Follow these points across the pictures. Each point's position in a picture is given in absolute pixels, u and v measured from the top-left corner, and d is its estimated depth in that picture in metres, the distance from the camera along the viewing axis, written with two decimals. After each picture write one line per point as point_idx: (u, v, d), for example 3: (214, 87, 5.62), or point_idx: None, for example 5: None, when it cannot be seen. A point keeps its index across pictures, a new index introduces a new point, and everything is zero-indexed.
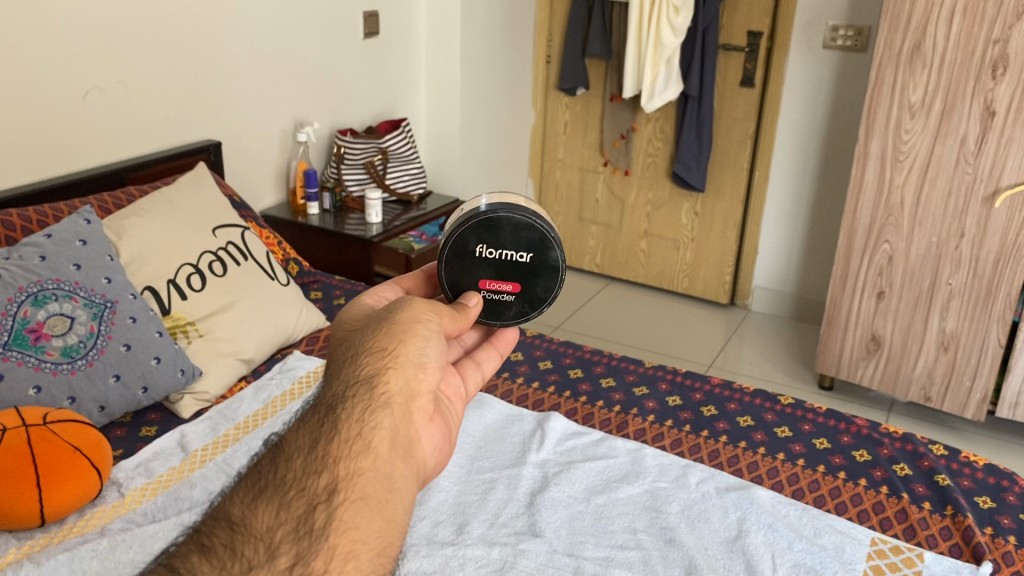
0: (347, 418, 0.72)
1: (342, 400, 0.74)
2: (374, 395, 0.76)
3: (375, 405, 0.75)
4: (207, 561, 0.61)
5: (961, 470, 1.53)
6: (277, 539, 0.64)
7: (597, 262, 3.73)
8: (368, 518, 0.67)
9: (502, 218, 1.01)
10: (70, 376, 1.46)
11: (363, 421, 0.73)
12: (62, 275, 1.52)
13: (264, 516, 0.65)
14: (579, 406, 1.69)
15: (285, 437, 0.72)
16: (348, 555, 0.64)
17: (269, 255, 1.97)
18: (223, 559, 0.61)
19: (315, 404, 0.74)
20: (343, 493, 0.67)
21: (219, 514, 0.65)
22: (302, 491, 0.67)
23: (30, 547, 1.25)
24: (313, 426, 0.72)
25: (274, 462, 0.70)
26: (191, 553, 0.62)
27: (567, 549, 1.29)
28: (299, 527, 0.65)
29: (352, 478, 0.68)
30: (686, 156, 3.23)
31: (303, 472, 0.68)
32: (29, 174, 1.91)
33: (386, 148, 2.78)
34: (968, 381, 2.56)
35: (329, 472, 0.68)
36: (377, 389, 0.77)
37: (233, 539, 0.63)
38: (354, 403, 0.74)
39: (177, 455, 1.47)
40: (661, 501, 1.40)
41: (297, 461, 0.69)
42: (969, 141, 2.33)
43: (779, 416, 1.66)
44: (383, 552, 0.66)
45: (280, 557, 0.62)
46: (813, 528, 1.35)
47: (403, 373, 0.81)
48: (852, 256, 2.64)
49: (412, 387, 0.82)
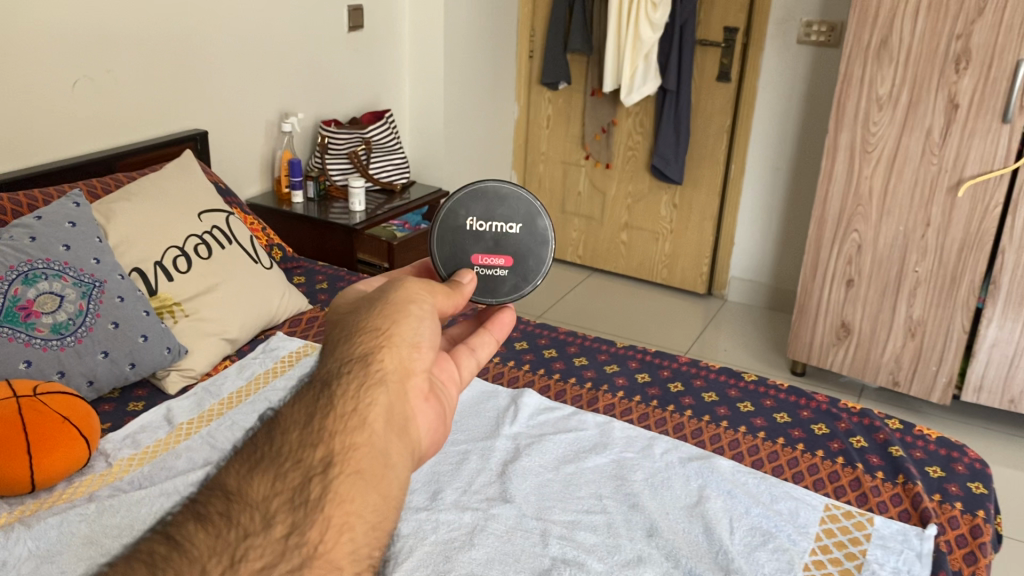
0: (341, 393, 0.67)
1: (336, 375, 0.69)
2: (370, 371, 0.71)
3: (371, 381, 0.70)
4: (202, 528, 0.58)
5: (914, 442, 1.61)
6: (273, 508, 0.59)
7: (579, 254, 3.80)
8: (364, 492, 0.61)
9: (489, 191, 1.13)
10: (59, 351, 1.52)
11: (358, 396, 0.67)
12: (52, 255, 1.57)
13: (260, 485, 0.61)
14: (553, 383, 1.76)
15: (280, 412, 0.67)
16: (343, 527, 0.59)
17: (253, 239, 2.03)
18: (219, 527, 0.58)
19: (310, 379, 0.69)
20: (339, 465, 0.62)
21: (214, 484, 0.61)
22: (298, 463, 0.62)
23: (20, 511, 1.31)
24: (308, 402, 0.67)
25: (269, 434, 0.64)
26: (186, 522, 0.58)
27: (535, 513, 1.36)
28: (296, 497, 0.60)
29: (347, 452, 0.63)
30: (664, 150, 3.31)
31: (299, 445, 0.63)
32: (19, 160, 1.96)
33: (370, 138, 2.85)
34: (934, 366, 2.64)
35: (325, 445, 0.63)
36: (371, 366, 0.72)
37: (229, 508, 0.59)
38: (349, 379, 0.69)
39: (163, 428, 1.53)
40: (626, 469, 1.47)
41: (291, 435, 0.64)
42: (934, 132, 2.41)
43: (743, 392, 1.74)
44: (380, 526, 0.61)
45: (275, 526, 0.58)
46: (770, 494, 1.42)
47: (396, 353, 0.76)
48: (822, 245, 2.72)
49: (406, 367, 0.77)
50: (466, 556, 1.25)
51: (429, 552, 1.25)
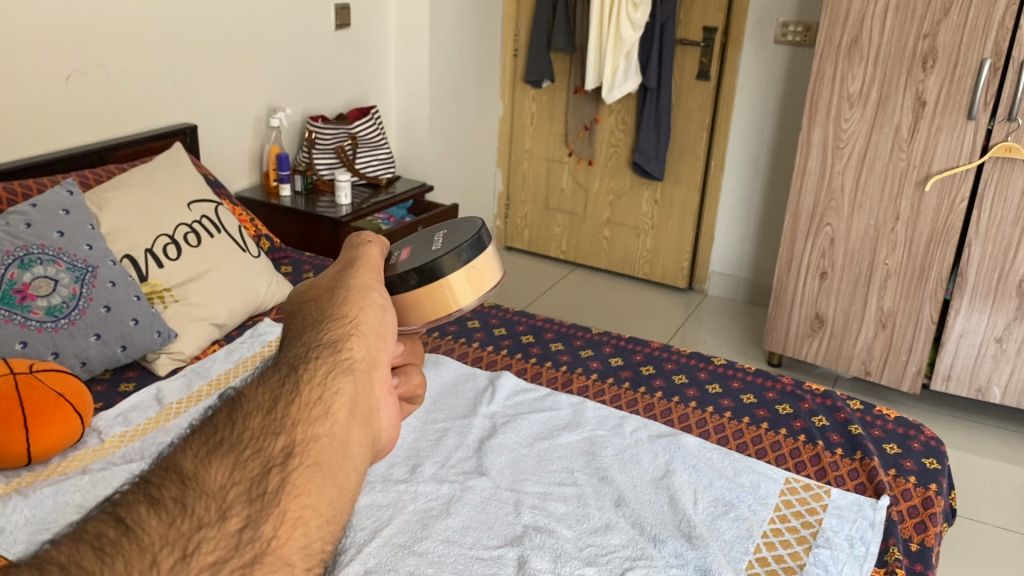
0: (312, 341, 0.45)
1: (312, 319, 0.47)
2: (348, 317, 0.48)
3: (348, 328, 0.47)
4: (148, 515, 0.38)
5: (873, 421, 1.69)
6: (226, 497, 0.38)
7: (563, 250, 3.88)
8: (328, 485, 0.40)
9: (472, 226, 1.10)
10: (53, 333, 1.58)
11: (335, 347, 0.45)
12: (46, 241, 1.63)
13: (215, 462, 0.39)
14: (529, 366, 1.83)
15: (245, 362, 0.45)
16: (298, 523, 0.38)
17: (241, 229, 2.09)
18: (166, 516, 0.37)
19: (271, 352, 0.46)
20: (304, 445, 0.40)
21: (159, 460, 0.40)
22: (260, 436, 0.40)
23: (18, 482, 1.37)
24: (274, 350, 0.45)
25: (225, 411, 0.42)
26: (126, 506, 0.38)
27: (509, 485, 1.43)
28: (253, 486, 0.39)
29: (316, 423, 0.41)
30: (645, 147, 3.39)
31: (258, 411, 0.41)
32: (13, 152, 2.02)
33: (356, 134, 2.91)
34: (904, 355, 2.72)
35: (285, 411, 0.41)
36: (342, 355, 0.47)
37: (177, 492, 0.38)
38: (324, 322, 0.47)
39: (154, 407, 1.59)
40: (597, 445, 1.54)
41: (255, 392, 0.42)
42: (903, 129, 2.49)
43: (712, 374, 1.81)
44: (344, 528, 0.39)
45: (230, 519, 0.38)
46: (733, 468, 1.49)
47: (369, 342, 0.50)
48: (796, 239, 2.79)
49: (379, 361, 0.51)
50: (441, 524, 1.31)
51: (407, 520, 1.32)
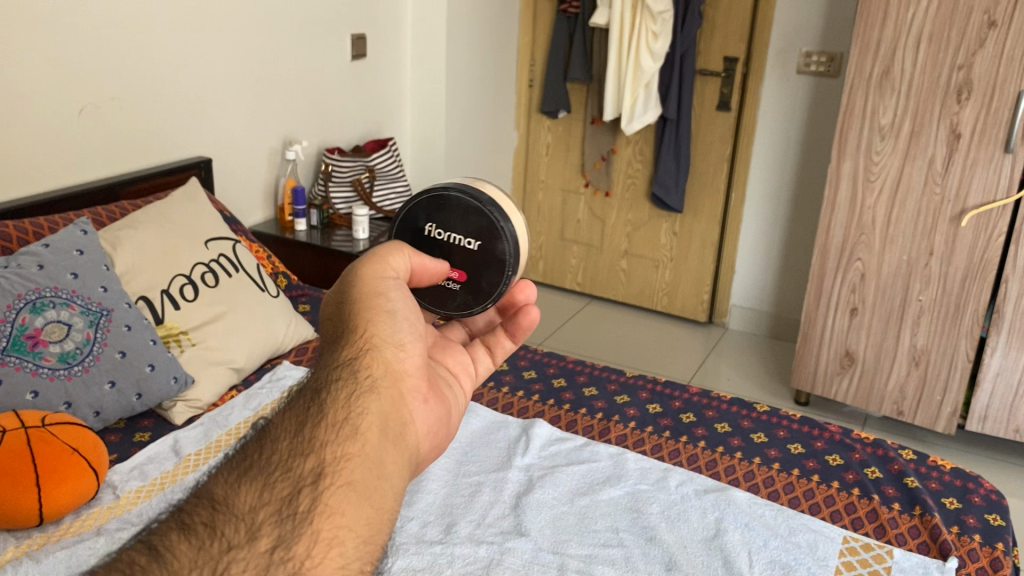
0: (331, 403, 0.74)
1: (328, 388, 0.76)
2: (359, 380, 0.78)
3: (361, 391, 0.77)
4: (186, 538, 0.63)
5: (929, 473, 1.61)
6: (259, 519, 0.65)
7: (578, 281, 3.81)
8: (355, 504, 0.67)
9: (454, 198, 1.00)
10: (66, 381, 1.50)
11: (348, 408, 0.74)
12: (59, 283, 1.56)
13: (246, 497, 0.67)
14: (563, 413, 1.76)
15: (270, 423, 0.74)
16: (332, 541, 0.65)
17: (259, 267, 2.01)
18: (202, 538, 0.63)
19: (302, 391, 0.77)
20: (330, 477, 0.68)
21: (202, 494, 0.67)
22: (288, 473, 0.68)
23: (28, 546, 1.28)
24: (299, 413, 0.74)
25: (259, 445, 0.71)
26: (170, 531, 0.64)
27: (551, 547, 1.33)
28: (283, 508, 0.66)
29: (339, 462, 0.70)
30: (664, 178, 3.32)
31: (289, 455, 0.69)
32: (24, 188, 1.95)
33: (374, 166, 2.86)
34: (939, 395, 2.64)
35: (315, 456, 0.69)
36: (361, 373, 0.79)
37: (214, 518, 0.65)
38: (339, 390, 0.76)
39: (171, 459, 1.50)
40: (642, 502, 1.45)
41: (281, 445, 0.70)
42: (937, 162, 2.42)
43: (755, 423, 1.74)
44: (370, 540, 0.66)
45: (261, 539, 0.64)
46: (788, 527, 1.40)
47: (382, 357, 0.82)
48: (825, 275, 2.72)
49: (395, 369, 0.83)
50: None
51: None
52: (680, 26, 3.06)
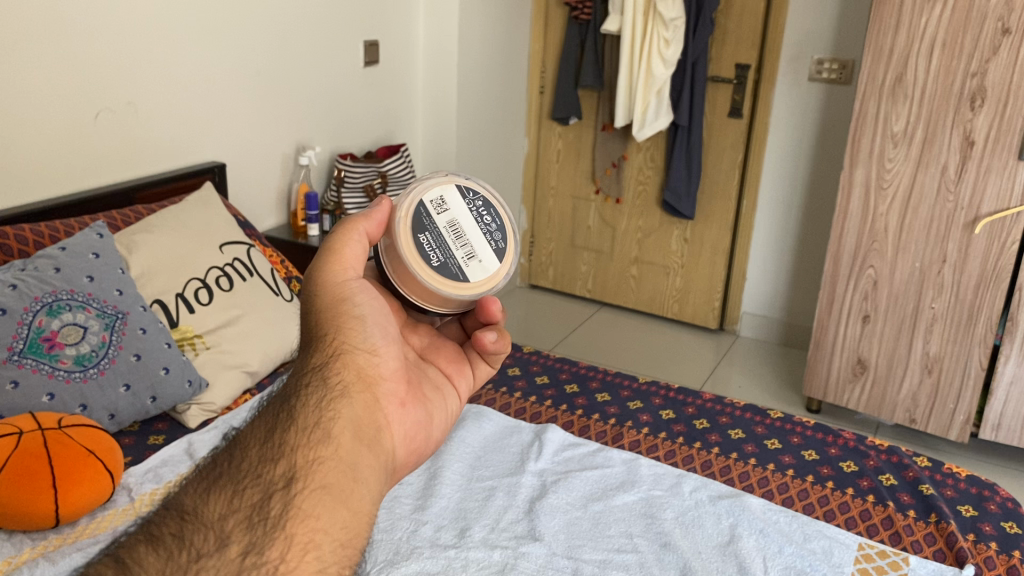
0: (303, 409, 0.78)
1: (299, 393, 0.80)
2: (330, 385, 0.82)
3: (333, 395, 0.81)
4: (154, 551, 0.67)
5: (944, 480, 1.60)
6: (228, 527, 0.69)
7: (589, 288, 3.81)
8: (331, 509, 0.71)
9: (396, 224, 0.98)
10: (82, 384, 1.50)
11: (320, 413, 0.78)
12: (75, 286, 1.56)
13: (216, 505, 0.71)
14: (576, 419, 1.75)
15: (243, 433, 0.79)
16: (308, 546, 0.68)
17: (273, 271, 2.02)
18: (170, 549, 0.67)
19: (273, 401, 0.81)
20: (302, 482, 0.72)
21: (172, 505, 0.71)
22: (258, 480, 0.72)
23: (44, 547, 1.29)
24: (270, 421, 0.79)
25: (229, 456, 0.76)
26: (139, 544, 0.68)
27: (565, 551, 1.33)
28: (254, 515, 0.70)
29: (312, 466, 0.74)
30: (676, 185, 3.32)
31: (260, 462, 0.74)
32: (40, 191, 1.96)
33: (386, 172, 2.88)
34: (952, 403, 2.63)
35: (286, 461, 0.74)
36: (332, 379, 0.83)
37: (182, 529, 0.68)
38: (311, 395, 0.80)
39: (185, 462, 1.51)
40: (656, 507, 1.44)
41: (251, 453, 0.75)
42: (950, 169, 2.42)
43: (769, 429, 1.74)
44: (348, 543, 0.71)
45: (231, 546, 0.67)
46: (803, 533, 1.39)
47: (356, 363, 0.86)
48: (837, 284, 2.72)
49: (367, 374, 0.86)
50: None
51: None
52: (692, 33, 3.06)
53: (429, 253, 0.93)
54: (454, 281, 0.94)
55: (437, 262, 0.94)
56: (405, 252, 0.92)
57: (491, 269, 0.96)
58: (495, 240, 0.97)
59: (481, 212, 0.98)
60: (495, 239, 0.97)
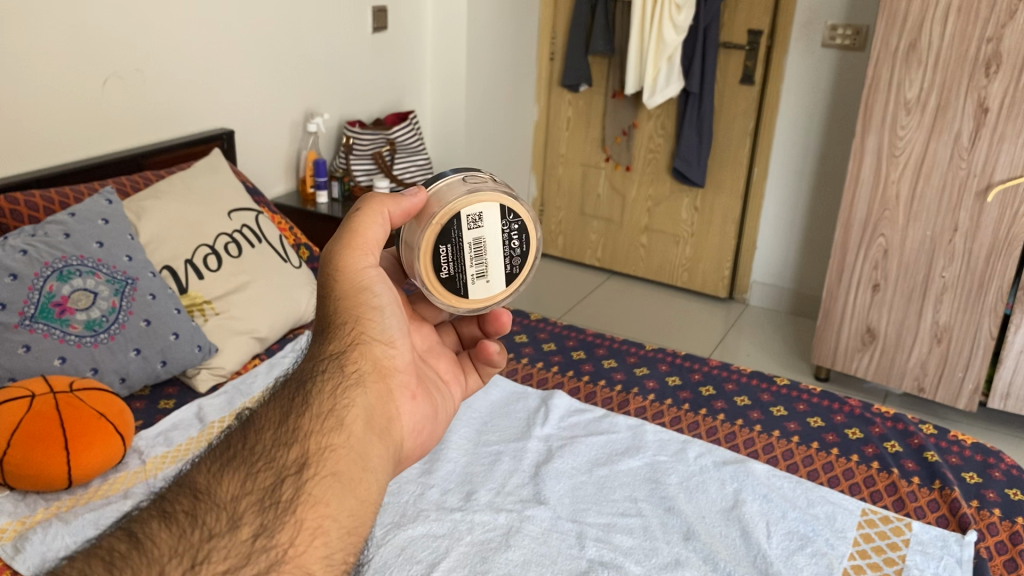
0: (318, 395, 0.79)
1: (315, 378, 0.81)
2: (346, 372, 0.83)
3: (349, 382, 0.82)
4: (167, 527, 0.68)
5: (949, 448, 1.60)
6: (241, 509, 0.70)
7: (598, 257, 3.81)
8: (339, 496, 0.72)
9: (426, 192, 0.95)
10: (92, 348, 1.52)
11: (334, 400, 0.79)
12: (85, 252, 1.57)
13: (228, 486, 0.72)
14: (582, 385, 1.77)
15: (257, 413, 0.79)
16: (317, 532, 0.69)
17: (282, 238, 2.02)
18: (183, 527, 0.68)
19: (288, 382, 0.82)
20: (314, 468, 0.73)
21: (185, 483, 0.72)
22: (271, 463, 0.73)
23: (57, 507, 1.31)
24: (285, 402, 0.79)
25: (243, 435, 0.76)
26: (152, 519, 0.69)
27: (570, 515, 1.34)
28: (266, 498, 0.71)
29: (324, 453, 0.75)
30: (686, 152, 3.30)
31: (273, 446, 0.74)
32: (51, 158, 1.97)
33: (394, 139, 2.87)
34: (961, 372, 2.62)
35: (299, 446, 0.74)
36: (347, 367, 0.83)
37: (195, 507, 0.70)
38: (327, 380, 0.81)
39: (195, 426, 1.53)
40: (661, 472, 1.46)
41: (266, 435, 0.76)
42: (963, 136, 2.39)
43: (775, 396, 1.74)
44: (354, 531, 0.71)
45: (242, 528, 0.68)
46: (806, 499, 1.40)
47: (371, 353, 0.86)
48: (848, 251, 2.70)
49: (382, 365, 0.87)
50: (502, 557, 1.23)
51: (465, 552, 1.24)
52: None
53: (441, 265, 0.92)
54: (455, 296, 0.94)
55: (445, 274, 0.93)
56: (418, 258, 0.92)
57: (494, 292, 0.96)
58: (511, 264, 0.96)
59: (512, 237, 0.95)
60: (511, 264, 0.96)
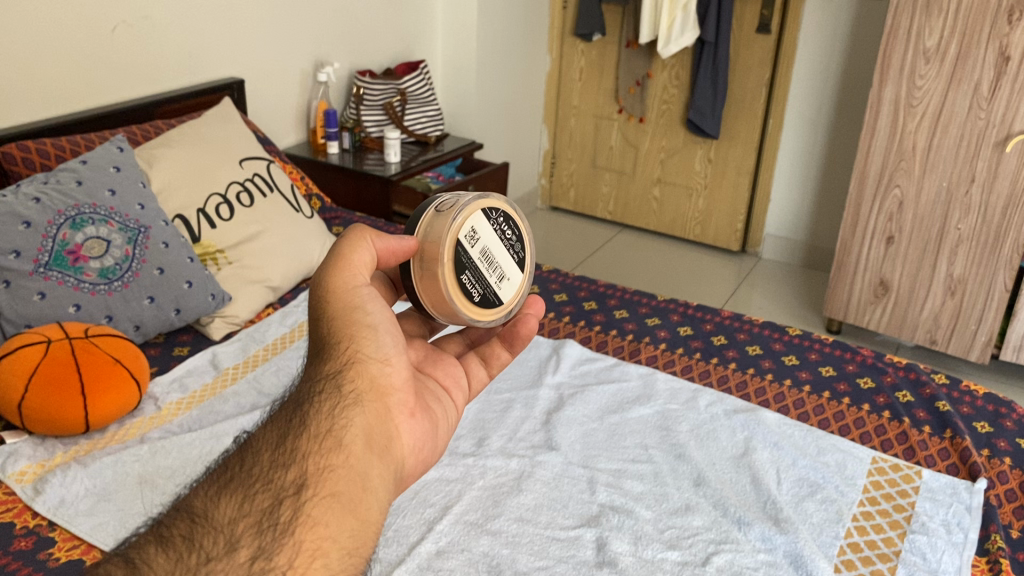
0: (315, 415, 0.80)
1: (312, 399, 0.81)
2: (343, 392, 0.82)
3: (346, 402, 0.82)
4: (164, 553, 0.69)
5: (961, 397, 1.60)
6: (238, 532, 0.70)
7: (610, 210, 3.80)
8: (338, 517, 0.72)
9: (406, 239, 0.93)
10: (107, 296, 1.53)
11: (332, 420, 0.80)
12: (98, 200, 1.57)
13: (226, 509, 0.73)
14: (594, 334, 1.77)
15: (254, 437, 0.80)
16: (316, 553, 0.69)
17: (294, 187, 2.03)
18: (179, 551, 0.69)
19: (286, 405, 0.83)
20: (312, 488, 0.74)
21: (182, 508, 0.73)
22: (269, 486, 0.74)
23: (75, 451, 1.33)
24: (282, 425, 0.80)
25: (239, 460, 0.77)
26: (149, 546, 0.70)
27: (581, 461, 1.35)
28: (263, 520, 0.71)
29: (323, 473, 0.75)
30: (700, 103, 3.26)
31: (271, 467, 0.75)
32: (62, 106, 1.97)
33: (405, 89, 2.85)
34: (973, 325, 2.61)
35: (297, 467, 0.75)
36: (344, 388, 0.83)
37: (192, 531, 0.70)
38: (324, 401, 0.81)
39: (210, 373, 1.54)
40: (671, 420, 1.46)
41: (263, 457, 0.77)
42: (983, 86, 2.35)
43: (787, 346, 1.74)
44: (355, 552, 0.72)
45: (240, 551, 0.69)
46: (817, 447, 1.41)
47: (367, 370, 0.85)
48: (862, 202, 2.68)
49: (379, 384, 0.86)
50: (514, 501, 1.25)
51: (477, 496, 1.25)
52: None
53: (471, 290, 0.91)
54: (491, 309, 0.95)
55: (478, 296, 0.92)
56: (448, 298, 0.90)
57: (517, 284, 0.98)
58: (513, 251, 0.98)
59: (503, 228, 0.97)
60: (515, 250, 0.98)
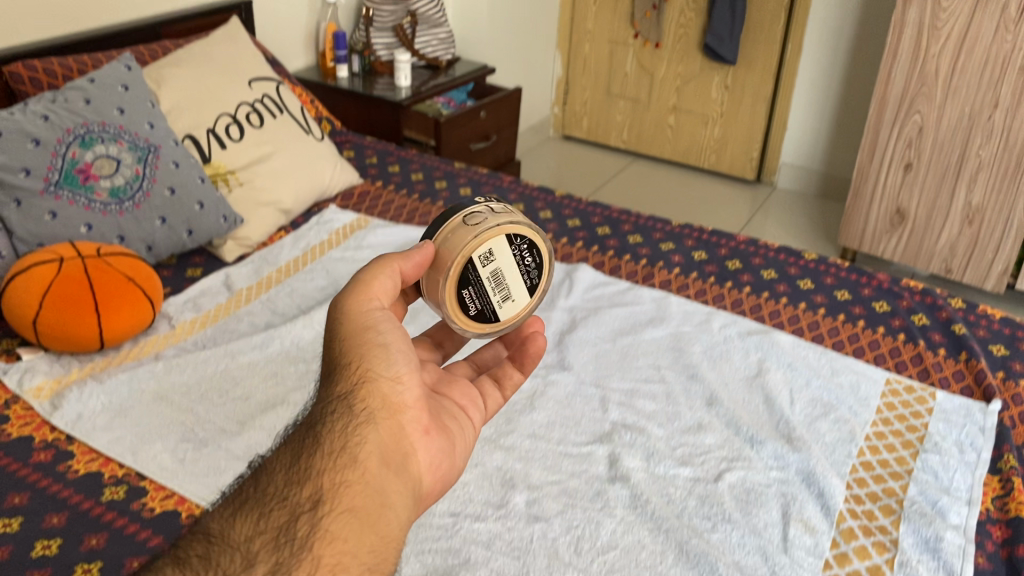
0: (329, 433, 0.77)
1: (325, 418, 0.79)
2: (354, 410, 0.79)
3: (358, 420, 0.79)
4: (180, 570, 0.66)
5: (977, 321, 1.59)
6: (255, 549, 0.68)
7: (624, 138, 3.75)
8: (357, 532, 0.71)
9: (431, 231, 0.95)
10: (118, 216, 1.52)
11: (346, 438, 0.77)
12: (107, 118, 1.55)
13: (242, 527, 0.70)
14: (607, 260, 1.76)
15: (268, 459, 0.78)
16: (335, 568, 0.68)
17: (303, 109, 2.00)
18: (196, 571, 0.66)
19: (300, 424, 0.80)
20: (328, 504, 0.72)
21: (199, 529, 0.71)
22: (285, 503, 0.72)
23: (91, 368, 1.35)
24: (296, 445, 0.77)
25: (254, 481, 0.75)
26: (165, 566, 0.67)
27: (594, 380, 1.36)
28: (280, 537, 0.69)
29: (339, 489, 0.73)
30: (718, 28, 3.19)
31: (286, 485, 0.73)
32: (68, 26, 1.93)
33: (415, 10, 2.79)
34: (990, 254, 2.59)
35: (311, 484, 0.73)
36: (356, 404, 0.79)
37: (208, 550, 0.68)
38: (337, 420, 0.78)
39: (224, 293, 1.55)
40: (685, 341, 1.46)
41: (278, 476, 0.74)
42: (1010, 8, 2.27)
43: (802, 270, 1.72)
44: (375, 567, 0.71)
45: (257, 566, 0.67)
46: (831, 367, 1.41)
47: (378, 388, 0.82)
48: (881, 127, 2.63)
49: (392, 401, 0.82)
50: (527, 418, 1.25)
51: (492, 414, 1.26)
52: None
53: (468, 304, 0.92)
54: (489, 325, 0.95)
55: (474, 310, 0.93)
56: (444, 305, 0.91)
57: (524, 308, 0.96)
58: (530, 277, 0.95)
59: (524, 255, 0.94)
60: (531, 278, 0.95)
